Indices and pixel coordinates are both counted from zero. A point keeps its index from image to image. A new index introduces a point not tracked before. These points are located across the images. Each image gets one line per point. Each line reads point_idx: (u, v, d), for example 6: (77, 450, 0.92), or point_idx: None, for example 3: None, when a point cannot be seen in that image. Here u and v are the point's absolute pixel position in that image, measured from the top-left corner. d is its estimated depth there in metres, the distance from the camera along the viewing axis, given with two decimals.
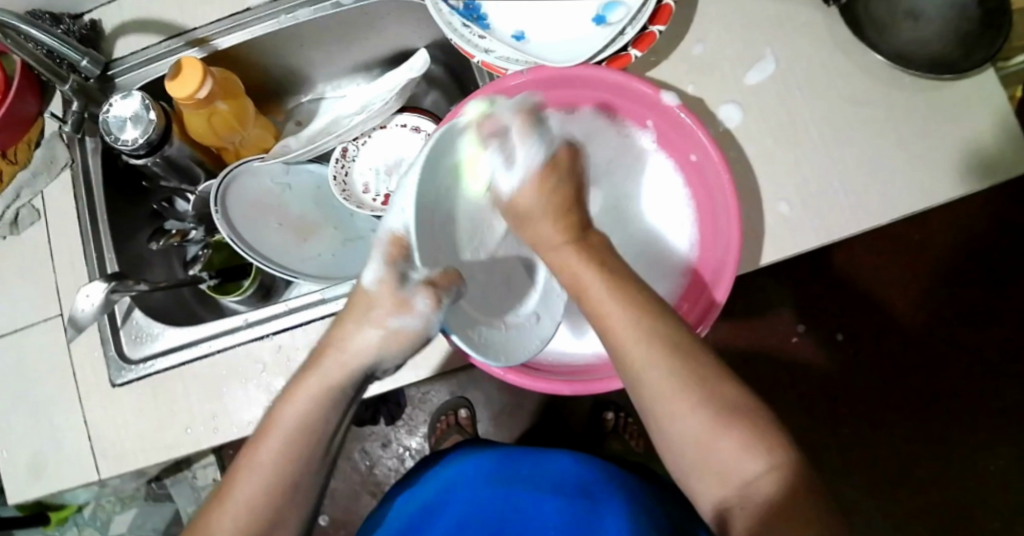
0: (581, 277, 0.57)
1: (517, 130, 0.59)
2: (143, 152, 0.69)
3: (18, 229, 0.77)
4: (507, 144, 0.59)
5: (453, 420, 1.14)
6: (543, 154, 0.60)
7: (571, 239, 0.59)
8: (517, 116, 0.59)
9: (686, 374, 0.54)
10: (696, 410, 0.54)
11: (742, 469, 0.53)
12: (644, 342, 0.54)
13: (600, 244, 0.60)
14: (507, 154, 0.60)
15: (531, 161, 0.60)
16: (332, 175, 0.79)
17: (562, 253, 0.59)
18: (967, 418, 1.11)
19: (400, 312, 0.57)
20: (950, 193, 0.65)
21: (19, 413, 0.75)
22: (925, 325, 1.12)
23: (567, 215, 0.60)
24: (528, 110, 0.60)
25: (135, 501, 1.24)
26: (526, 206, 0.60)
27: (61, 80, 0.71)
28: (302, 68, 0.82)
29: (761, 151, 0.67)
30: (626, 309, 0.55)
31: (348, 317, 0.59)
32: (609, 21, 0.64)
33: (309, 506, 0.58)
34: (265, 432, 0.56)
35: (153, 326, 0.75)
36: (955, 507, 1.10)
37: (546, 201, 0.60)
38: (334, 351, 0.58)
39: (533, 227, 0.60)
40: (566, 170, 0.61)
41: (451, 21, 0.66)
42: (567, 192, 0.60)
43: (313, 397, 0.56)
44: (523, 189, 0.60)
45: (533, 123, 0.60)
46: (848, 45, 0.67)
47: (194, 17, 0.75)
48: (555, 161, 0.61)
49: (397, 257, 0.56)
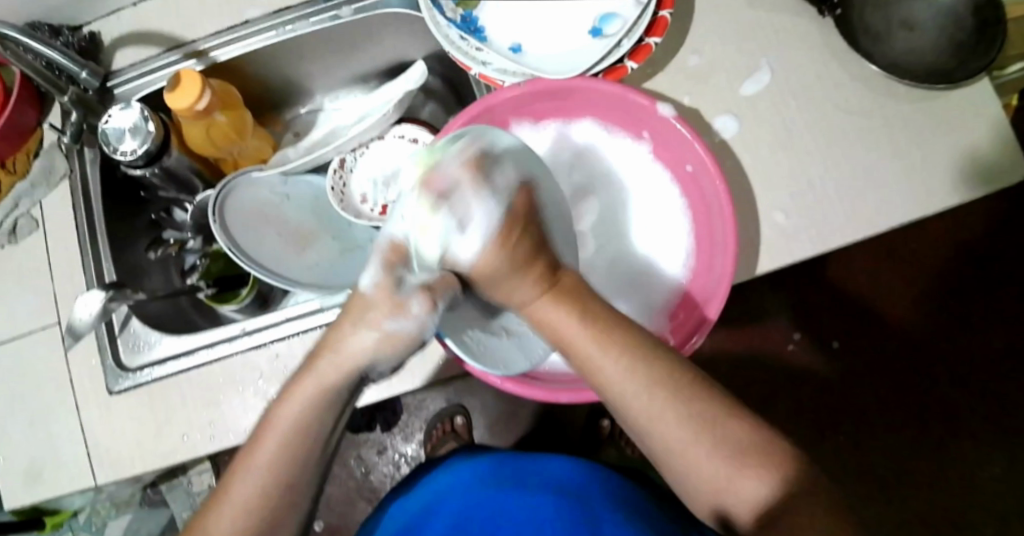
0: (564, 333, 0.56)
1: (467, 186, 0.53)
2: (141, 163, 0.69)
3: (16, 238, 0.77)
4: (459, 204, 0.53)
5: (450, 428, 1.14)
6: (499, 211, 0.54)
7: (545, 293, 0.56)
8: (463, 166, 0.54)
9: (688, 415, 0.54)
10: (707, 455, 0.54)
11: (756, 497, 0.53)
12: (644, 397, 0.54)
13: (573, 286, 0.57)
14: (459, 215, 0.53)
15: (490, 220, 0.54)
16: (330, 185, 0.79)
17: (539, 308, 0.56)
18: (962, 425, 1.11)
19: (396, 316, 0.54)
20: (943, 204, 0.65)
21: (15, 421, 0.75)
22: (921, 333, 1.13)
23: (533, 265, 0.55)
24: (477, 155, 0.54)
25: (131, 507, 1.23)
26: (488, 274, 0.55)
27: (60, 92, 0.71)
28: (300, 78, 0.82)
29: (756, 162, 0.68)
30: (620, 367, 0.54)
31: (344, 319, 0.56)
32: (606, 34, 0.65)
33: (305, 506, 0.58)
34: (262, 433, 0.56)
35: (151, 335, 0.75)
36: (950, 514, 1.10)
37: (510, 262, 0.54)
38: (329, 353, 0.56)
39: (506, 288, 0.56)
40: (525, 224, 0.55)
41: (448, 34, 0.66)
42: (533, 243, 0.55)
43: (308, 399, 0.55)
44: (479, 258, 0.54)
45: (483, 171, 0.54)
46: (843, 57, 0.68)
47: (193, 29, 0.76)
48: (513, 212, 0.55)
49: (395, 262, 0.54)
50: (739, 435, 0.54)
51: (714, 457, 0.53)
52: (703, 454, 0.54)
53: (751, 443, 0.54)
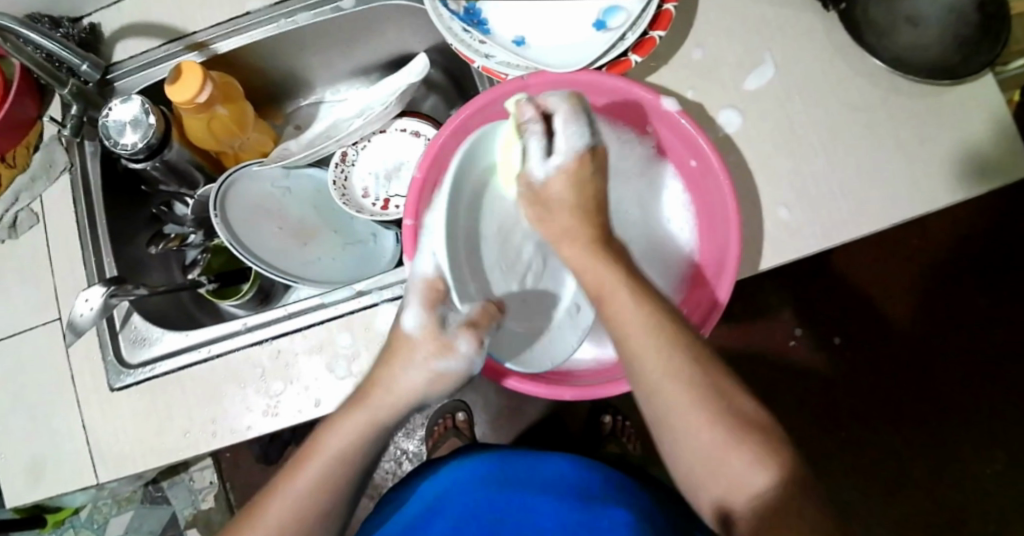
0: (602, 274, 0.57)
1: (562, 116, 0.57)
2: (142, 156, 0.69)
3: (16, 233, 0.77)
4: (545, 125, 0.57)
5: (451, 423, 1.14)
6: (587, 138, 0.58)
7: (587, 242, 0.58)
8: (562, 103, 0.57)
9: (701, 382, 0.54)
10: (710, 424, 0.53)
11: (750, 481, 0.52)
12: (662, 352, 0.54)
13: (616, 248, 0.59)
14: (545, 141, 0.57)
15: (574, 142, 0.58)
16: (332, 179, 0.78)
17: (573, 249, 0.58)
18: (964, 421, 1.11)
19: (444, 355, 0.57)
20: (948, 198, 0.65)
21: (15, 416, 0.75)
22: (923, 329, 1.12)
23: (587, 208, 0.59)
24: (576, 97, 0.58)
25: (132, 504, 1.24)
26: (556, 194, 0.58)
27: (60, 85, 0.71)
28: (302, 72, 0.82)
29: (759, 156, 0.67)
30: (648, 319, 0.55)
31: (394, 352, 0.58)
32: (609, 27, 0.65)
33: (337, 532, 0.59)
34: (306, 458, 0.57)
35: (152, 330, 0.74)
36: (953, 510, 1.10)
37: (579, 190, 0.58)
38: (382, 386, 0.58)
39: (552, 217, 0.59)
40: (597, 167, 0.59)
41: (451, 27, 0.65)
42: (597, 188, 0.59)
43: (358, 432, 0.57)
44: (553, 176, 0.58)
45: (580, 112, 0.57)
46: (847, 50, 0.68)
47: (193, 22, 0.75)
48: (591, 153, 0.58)
49: (435, 301, 0.56)
50: (746, 414, 0.54)
51: (718, 432, 0.53)
52: (705, 423, 0.53)
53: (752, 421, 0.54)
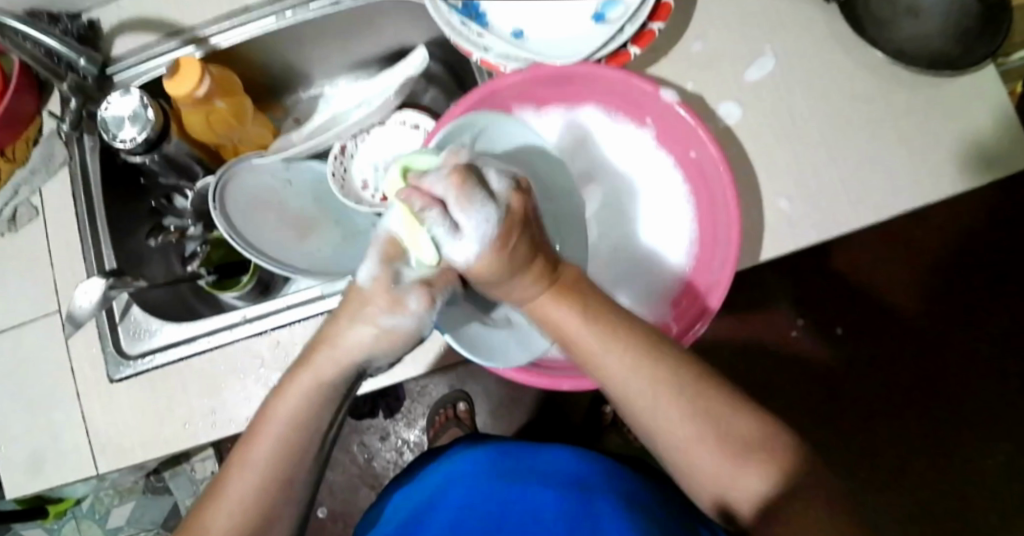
0: (562, 324, 0.55)
1: (454, 199, 0.49)
2: (141, 151, 0.69)
3: (16, 226, 0.77)
4: (446, 214, 0.49)
5: (451, 414, 1.15)
6: (495, 216, 0.50)
7: (547, 287, 0.54)
8: (449, 180, 0.50)
9: (691, 407, 0.54)
10: (702, 438, 0.54)
11: (750, 486, 0.53)
12: (646, 386, 0.54)
13: (574, 280, 0.56)
14: (449, 221, 0.50)
15: (486, 225, 0.50)
16: (331, 171, 0.78)
17: (540, 301, 0.55)
18: (963, 412, 1.11)
19: (394, 312, 0.54)
20: (948, 191, 0.65)
21: (16, 410, 0.75)
22: (923, 321, 1.12)
23: (534, 262, 0.53)
24: (461, 171, 0.50)
25: (134, 494, 1.25)
26: (488, 274, 0.52)
27: (59, 79, 0.71)
28: (301, 63, 0.81)
29: (760, 148, 0.67)
30: (620, 359, 0.54)
31: (341, 313, 0.56)
32: (608, 19, 0.64)
33: (303, 500, 0.58)
34: (258, 429, 0.56)
35: (152, 322, 0.75)
36: (951, 500, 1.10)
37: (511, 258, 0.51)
38: (327, 348, 0.56)
39: (503, 288, 0.54)
40: (520, 228, 0.52)
41: (449, 20, 0.65)
42: (529, 243, 0.53)
43: (306, 393, 0.56)
44: (477, 259, 0.51)
45: (467, 184, 0.50)
46: (849, 42, 0.67)
47: (192, 14, 0.75)
48: (507, 220, 0.51)
49: (393, 256, 0.52)
50: (743, 419, 0.54)
51: (715, 450, 0.53)
52: (697, 440, 0.54)
53: (747, 435, 0.54)
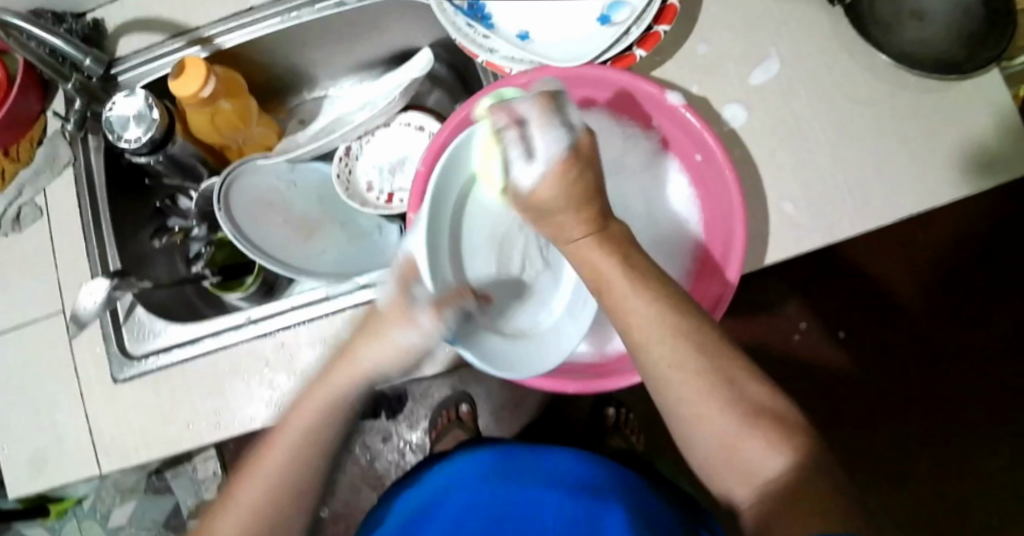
0: (599, 267, 0.54)
1: (535, 120, 0.53)
2: (146, 150, 0.69)
3: (20, 226, 0.77)
4: (522, 135, 0.53)
5: (454, 415, 1.15)
6: (566, 141, 0.52)
7: (592, 231, 0.54)
8: (534, 104, 0.53)
9: (710, 370, 0.54)
10: (723, 406, 0.53)
11: (768, 463, 0.53)
12: (669, 343, 0.54)
13: (621, 237, 0.55)
14: (524, 144, 0.53)
15: (554, 143, 0.52)
16: (336, 173, 0.78)
17: (580, 246, 0.54)
18: (966, 415, 1.11)
19: (408, 329, 0.55)
20: (953, 194, 0.65)
21: (20, 409, 0.75)
22: (925, 324, 1.12)
23: (587, 204, 0.53)
24: (549, 97, 0.54)
25: (135, 494, 1.24)
26: (547, 199, 0.52)
27: (64, 79, 0.71)
28: (306, 64, 0.81)
29: (764, 151, 0.67)
30: (651, 315, 0.54)
31: (360, 335, 0.57)
32: (615, 21, 0.64)
33: (310, 515, 0.58)
34: (269, 443, 0.56)
35: (156, 323, 0.75)
36: (954, 504, 1.10)
37: (570, 191, 0.52)
38: (343, 365, 0.56)
39: (555, 221, 0.53)
40: (588, 163, 0.52)
41: (455, 21, 0.65)
42: (592, 178, 0.53)
43: (321, 409, 0.56)
44: (538, 187, 0.52)
45: (553, 107, 0.53)
46: (854, 45, 0.67)
47: (198, 15, 0.75)
48: (579, 151, 0.52)
49: (409, 278, 0.55)
50: (762, 395, 0.55)
51: (729, 416, 0.54)
52: (719, 408, 0.53)
53: (765, 410, 0.54)
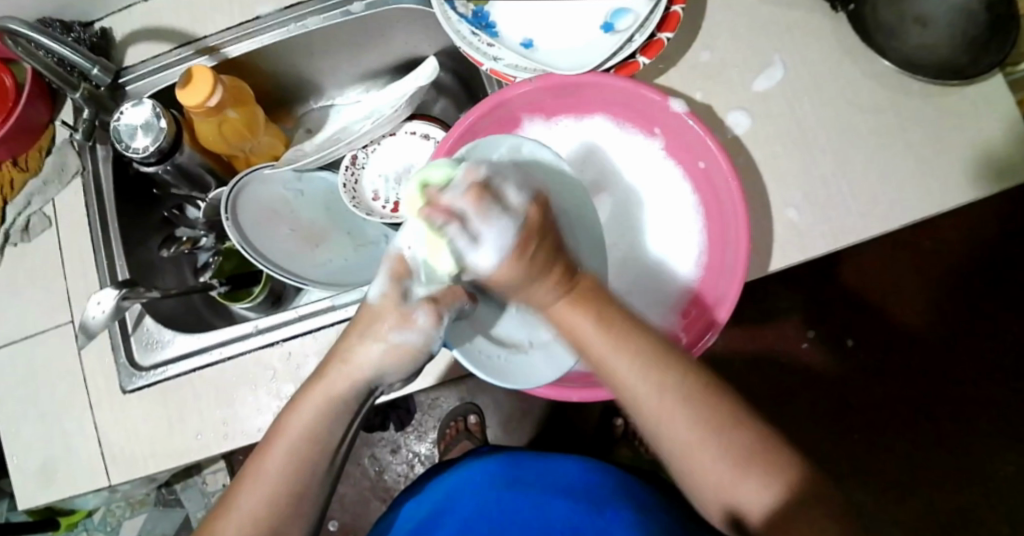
0: (577, 328, 0.54)
1: (473, 211, 0.51)
2: (154, 160, 0.70)
3: (29, 236, 0.78)
4: (489, 195, 0.54)
5: (462, 426, 1.15)
6: (513, 226, 0.52)
7: (564, 294, 0.54)
8: (467, 195, 0.51)
9: (698, 415, 0.53)
10: (712, 452, 0.53)
11: (760, 502, 0.52)
12: (654, 396, 0.53)
13: (593, 288, 0.55)
14: (470, 232, 0.51)
15: (504, 236, 0.52)
16: (343, 182, 0.79)
17: (558, 309, 0.54)
18: (979, 424, 1.10)
19: (403, 327, 0.56)
20: (958, 199, 0.64)
21: (29, 419, 0.76)
22: (934, 332, 1.11)
23: (552, 268, 0.54)
24: (479, 185, 0.52)
25: (145, 506, 1.25)
26: (504, 281, 0.53)
27: (71, 88, 0.72)
28: (312, 75, 0.82)
29: (769, 157, 0.67)
30: (633, 368, 0.54)
31: (353, 330, 0.58)
32: (617, 29, 0.64)
33: (314, 516, 0.57)
34: (270, 442, 0.56)
35: (164, 333, 0.75)
36: (968, 516, 1.08)
37: (528, 269, 0.52)
38: (338, 363, 0.58)
39: (530, 293, 0.54)
40: (543, 233, 0.53)
41: (459, 29, 0.66)
42: (547, 249, 0.53)
43: (318, 408, 0.56)
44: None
45: (520, 148, 0.62)
46: (856, 50, 0.67)
47: (204, 26, 0.76)
48: (528, 226, 0.52)
49: (402, 274, 0.57)
50: (752, 439, 0.54)
51: (721, 457, 0.53)
52: (710, 453, 0.53)
53: (758, 448, 0.53)
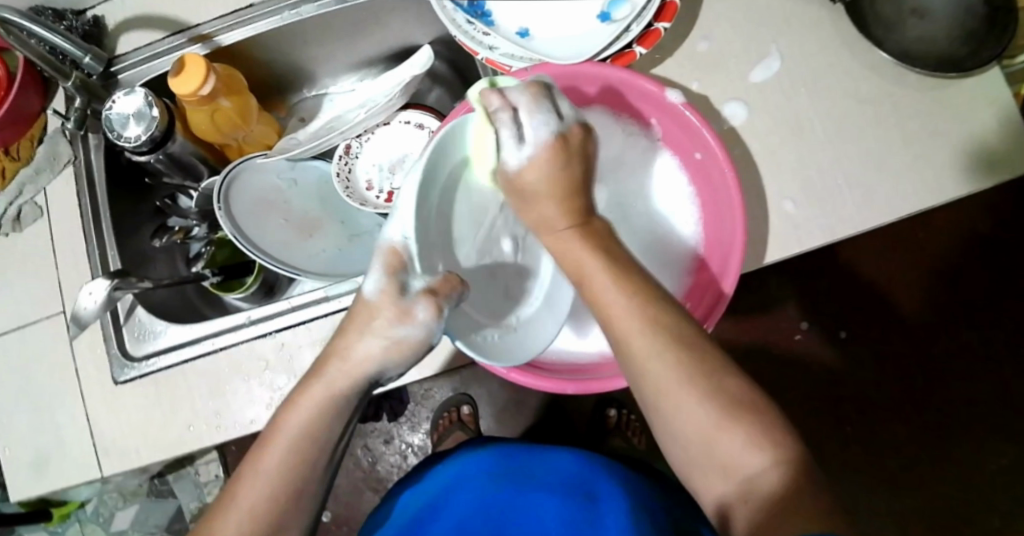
0: (582, 262, 0.56)
1: (524, 107, 0.54)
2: (146, 149, 0.69)
3: (20, 226, 0.77)
4: (514, 120, 0.54)
5: (456, 417, 1.14)
6: (554, 125, 0.55)
7: (573, 226, 0.57)
8: (525, 95, 0.54)
9: (688, 359, 0.53)
10: (701, 400, 0.53)
11: (743, 462, 0.52)
12: (650, 335, 0.53)
13: (602, 231, 0.58)
14: (516, 129, 0.54)
15: (545, 127, 0.55)
16: (336, 172, 0.78)
17: (561, 236, 0.57)
18: (970, 415, 1.10)
19: (402, 322, 0.54)
20: (954, 190, 0.64)
21: (21, 410, 0.75)
22: (927, 324, 1.12)
23: (569, 199, 0.57)
24: (537, 86, 0.55)
25: (137, 497, 1.24)
26: (533, 183, 0.56)
27: (64, 78, 0.70)
28: (306, 64, 0.81)
29: (766, 148, 0.67)
30: (630, 304, 0.54)
31: (350, 327, 0.57)
32: (614, 19, 0.63)
33: (314, 510, 0.57)
34: (269, 437, 0.56)
35: (156, 324, 0.74)
36: (958, 504, 1.10)
37: (556, 174, 0.55)
38: (337, 362, 0.57)
39: (539, 208, 0.56)
40: (579, 190, 0.57)
41: (455, 18, 0.65)
42: (575, 180, 0.57)
43: (318, 403, 0.56)
44: (531, 161, 0.55)
45: (541, 100, 0.55)
46: (854, 42, 0.67)
47: (197, 14, 0.75)
48: (565, 141, 0.56)
49: (396, 268, 0.53)
50: (742, 395, 0.53)
51: (708, 409, 0.52)
52: (698, 401, 0.53)
53: (749, 410, 0.53)
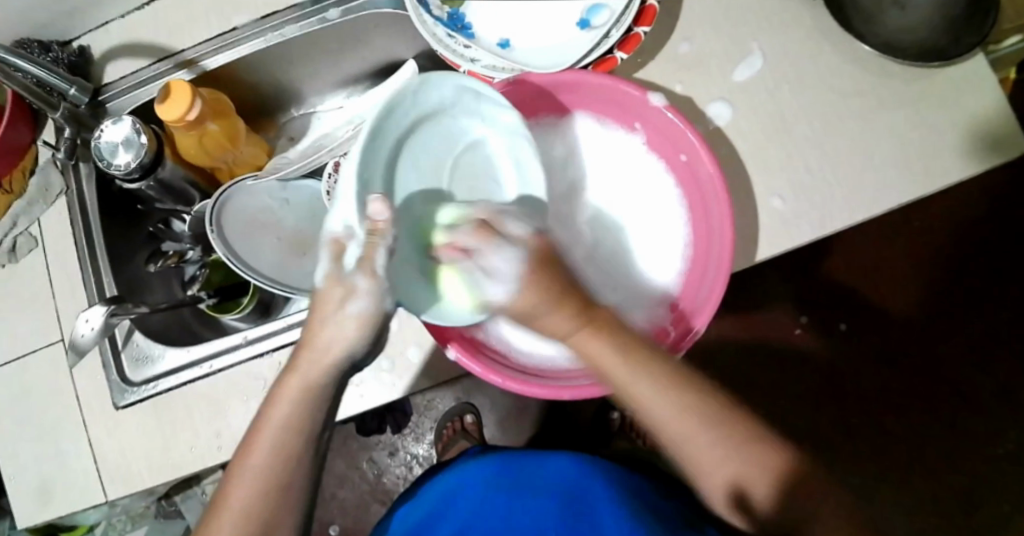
0: (596, 357, 0.53)
1: (483, 245, 0.53)
2: (137, 176, 0.69)
3: (16, 257, 0.78)
4: (482, 260, 0.53)
5: (458, 426, 1.15)
6: (518, 258, 0.52)
7: (582, 325, 0.53)
8: (473, 233, 0.54)
9: (713, 421, 0.53)
10: (729, 457, 0.53)
11: (771, 491, 0.53)
12: (670, 409, 0.53)
13: (606, 321, 0.54)
14: (482, 267, 0.53)
15: (512, 264, 0.52)
16: (325, 191, 0.76)
17: (578, 340, 0.53)
18: (974, 401, 1.10)
19: (350, 299, 0.54)
20: (941, 180, 0.65)
21: (24, 440, 0.76)
22: (926, 311, 1.12)
23: (563, 300, 0.52)
24: (485, 225, 0.54)
25: (146, 519, 1.25)
26: (524, 308, 0.52)
27: (52, 109, 0.72)
28: (293, 83, 0.82)
29: (752, 147, 0.67)
30: (652, 391, 0.53)
31: (312, 319, 0.56)
32: (593, 25, 0.64)
33: (303, 506, 0.57)
34: (255, 432, 0.56)
35: (154, 347, 0.75)
36: (966, 491, 1.10)
37: (544, 299, 0.52)
38: (304, 353, 0.56)
39: (542, 323, 0.53)
40: (553, 264, 0.53)
41: (434, 33, 0.65)
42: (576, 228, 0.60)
43: (295, 400, 0.55)
44: (512, 299, 0.52)
45: (491, 231, 0.53)
46: (835, 37, 0.67)
47: (181, 39, 0.76)
48: (532, 257, 0.52)
49: (339, 255, 0.53)
50: (754, 433, 0.54)
51: (740, 459, 0.53)
52: (728, 458, 0.53)
53: (766, 442, 0.54)
